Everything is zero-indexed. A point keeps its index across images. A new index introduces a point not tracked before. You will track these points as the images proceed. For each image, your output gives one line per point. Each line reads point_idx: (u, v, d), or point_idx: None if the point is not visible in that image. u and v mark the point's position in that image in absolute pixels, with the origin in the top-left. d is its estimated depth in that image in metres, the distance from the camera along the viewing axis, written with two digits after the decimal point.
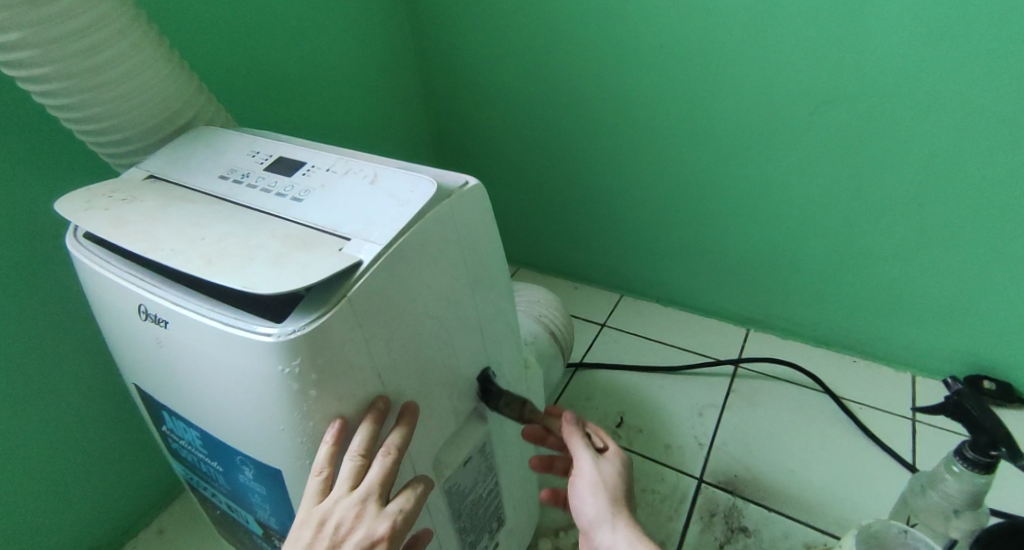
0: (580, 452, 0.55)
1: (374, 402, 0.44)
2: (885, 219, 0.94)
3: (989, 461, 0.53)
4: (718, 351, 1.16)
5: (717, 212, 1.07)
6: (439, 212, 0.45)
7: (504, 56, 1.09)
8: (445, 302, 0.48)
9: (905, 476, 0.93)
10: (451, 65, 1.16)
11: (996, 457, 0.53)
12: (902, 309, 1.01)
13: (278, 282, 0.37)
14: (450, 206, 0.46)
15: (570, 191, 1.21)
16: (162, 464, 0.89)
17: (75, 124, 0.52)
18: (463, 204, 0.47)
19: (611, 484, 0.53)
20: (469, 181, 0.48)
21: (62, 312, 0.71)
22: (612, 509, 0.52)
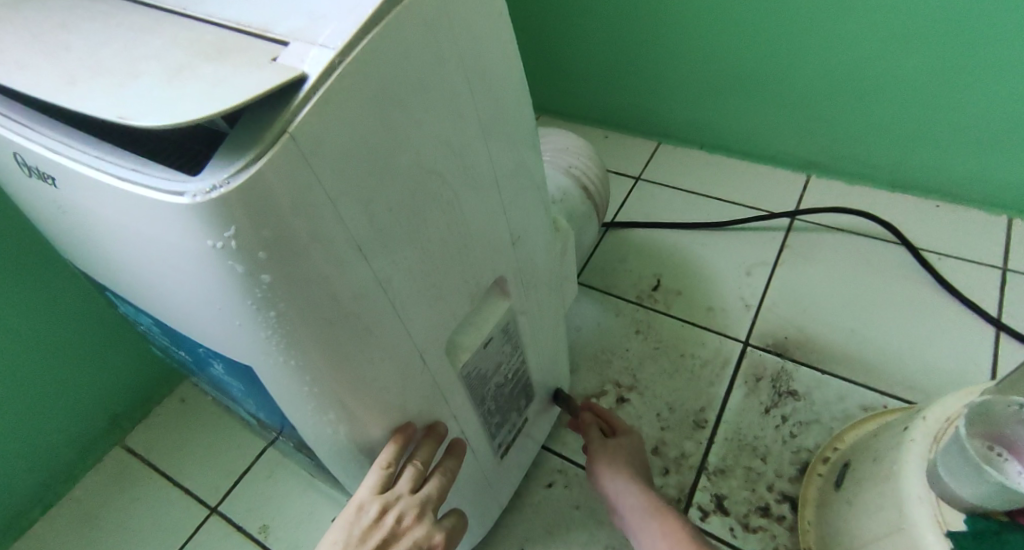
0: (598, 435, 0.68)
1: (439, 423, 0.47)
2: (1001, 22, 0.74)
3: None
4: (770, 203, 1.02)
5: (779, 27, 0.88)
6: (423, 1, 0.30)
7: None
8: (444, 142, 0.35)
9: (985, 330, 0.82)
10: None
11: None
12: (1003, 142, 0.84)
13: (169, 106, 0.24)
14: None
15: (597, 12, 1.01)
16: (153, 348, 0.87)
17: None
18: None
19: (621, 450, 0.66)
20: None
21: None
22: (623, 465, 0.64)
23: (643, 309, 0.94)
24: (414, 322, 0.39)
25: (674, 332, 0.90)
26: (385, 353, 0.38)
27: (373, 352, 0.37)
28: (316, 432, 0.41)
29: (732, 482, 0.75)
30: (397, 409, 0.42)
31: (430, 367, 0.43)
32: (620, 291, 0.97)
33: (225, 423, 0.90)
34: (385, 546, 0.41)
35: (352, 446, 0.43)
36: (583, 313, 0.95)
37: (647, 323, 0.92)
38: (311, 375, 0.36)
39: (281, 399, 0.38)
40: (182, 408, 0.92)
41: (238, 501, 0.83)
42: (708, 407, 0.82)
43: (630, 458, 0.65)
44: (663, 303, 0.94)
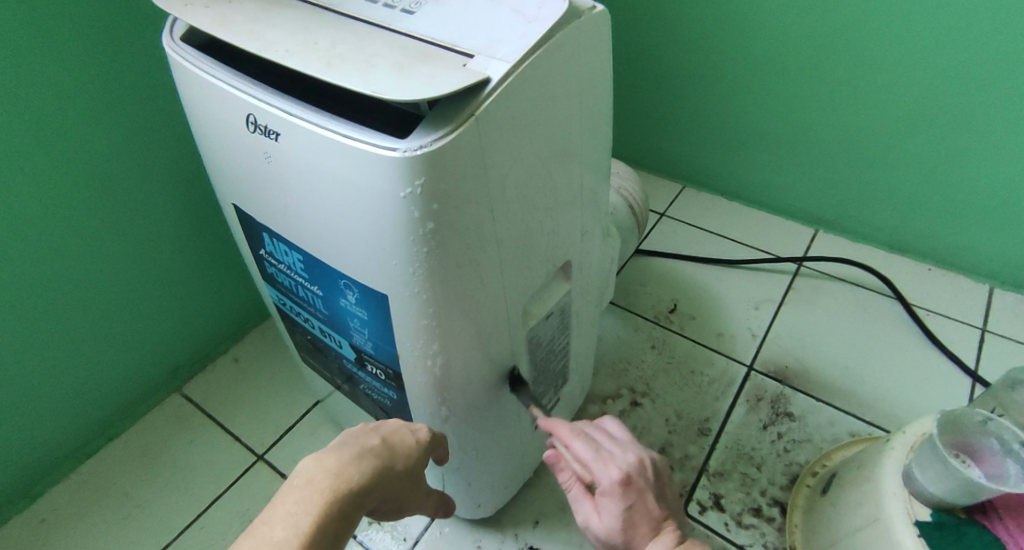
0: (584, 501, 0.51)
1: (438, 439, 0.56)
2: (1005, 110, 0.86)
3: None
4: (782, 248, 1.13)
5: (811, 93, 1.00)
6: (564, 38, 0.41)
7: None
8: (557, 145, 0.46)
9: (963, 381, 0.92)
10: None
11: None
12: (994, 215, 0.96)
13: (406, 88, 0.34)
14: (572, 33, 0.41)
15: (647, 63, 1.13)
16: (218, 307, 0.97)
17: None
18: (593, 27, 0.44)
19: (617, 529, 0.48)
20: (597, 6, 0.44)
21: (136, 120, 0.74)
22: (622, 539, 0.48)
23: (660, 327, 1.04)
24: (511, 284, 0.48)
25: (685, 350, 1.01)
26: (488, 306, 0.47)
27: (483, 300, 0.46)
28: (415, 365, 0.50)
29: (729, 484, 0.84)
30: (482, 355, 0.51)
31: (511, 327, 0.52)
32: (639, 309, 1.07)
33: (275, 382, 0.99)
34: (380, 425, 0.50)
35: (438, 385, 0.51)
36: (605, 326, 1.05)
37: (662, 340, 1.02)
38: (433, 312, 0.44)
39: (400, 332, 0.47)
40: (237, 366, 1.00)
41: (283, 452, 0.91)
42: (712, 418, 0.91)
43: (640, 526, 0.47)
44: (678, 325, 1.04)
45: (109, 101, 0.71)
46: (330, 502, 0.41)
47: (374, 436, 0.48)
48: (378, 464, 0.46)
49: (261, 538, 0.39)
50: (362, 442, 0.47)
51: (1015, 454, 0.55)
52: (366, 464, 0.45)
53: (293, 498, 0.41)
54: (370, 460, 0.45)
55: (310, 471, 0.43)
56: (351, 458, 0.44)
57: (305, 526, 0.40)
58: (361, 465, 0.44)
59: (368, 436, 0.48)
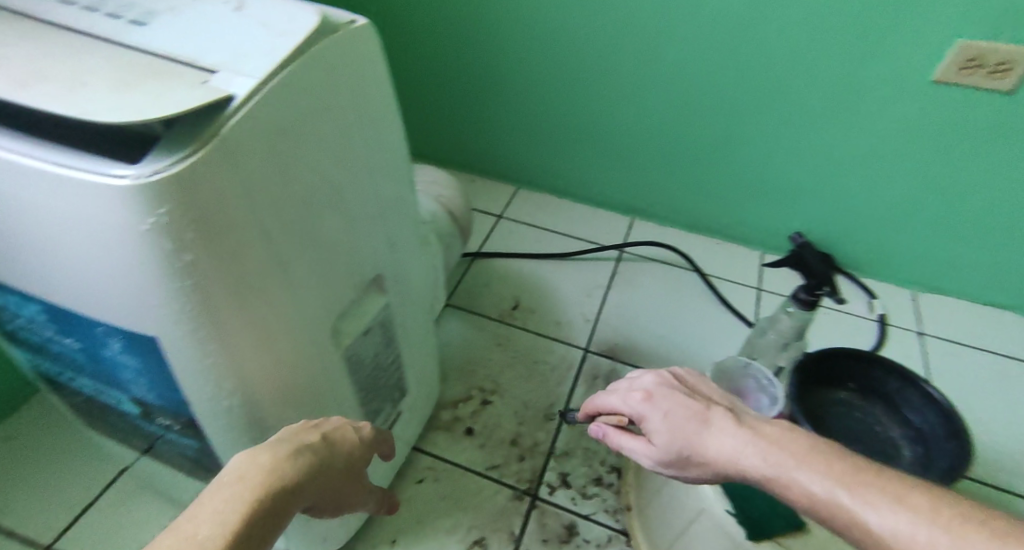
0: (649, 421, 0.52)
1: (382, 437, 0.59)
2: (754, 106, 1.01)
3: (815, 299, 0.63)
4: (603, 237, 1.24)
5: (604, 99, 1.10)
6: (309, 60, 0.43)
7: None
8: (335, 166, 0.48)
9: (742, 328, 1.08)
10: None
11: (821, 296, 0.63)
12: (765, 194, 1.11)
13: (118, 110, 0.35)
14: (321, 53, 0.44)
15: (456, 75, 1.18)
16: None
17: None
18: (350, 42, 0.46)
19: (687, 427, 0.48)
20: (357, 20, 0.47)
21: None
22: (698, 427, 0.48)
23: (504, 325, 1.10)
24: (308, 306, 0.50)
25: (528, 343, 1.07)
26: (280, 333, 0.48)
27: (271, 329, 0.47)
28: (211, 408, 0.49)
29: (573, 461, 0.92)
30: (292, 385, 0.52)
31: (319, 352, 0.53)
32: (484, 310, 1.12)
33: (95, 445, 0.91)
34: (321, 422, 0.51)
35: (242, 423, 0.51)
36: (451, 331, 1.09)
37: (507, 337, 1.08)
38: (214, 346, 0.44)
39: (182, 375, 0.46)
40: (10, 446, 0.90)
41: (86, 531, 0.83)
42: (555, 403, 0.99)
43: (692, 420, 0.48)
44: (520, 320, 1.11)
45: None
46: (261, 498, 0.41)
47: (313, 433, 0.49)
48: (313, 462, 0.47)
49: (187, 535, 0.37)
50: (302, 438, 0.48)
51: (767, 388, 0.65)
52: (302, 461, 0.46)
53: (223, 494, 0.40)
54: (308, 458, 0.46)
55: (243, 468, 0.42)
56: (287, 455, 0.45)
57: (233, 519, 0.39)
58: (296, 462, 0.45)
59: (307, 432, 0.49)
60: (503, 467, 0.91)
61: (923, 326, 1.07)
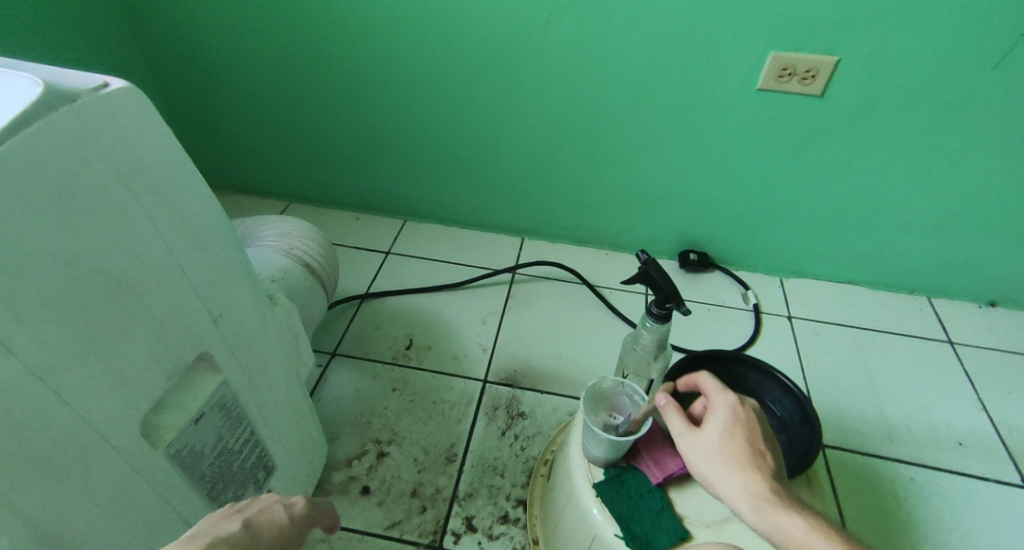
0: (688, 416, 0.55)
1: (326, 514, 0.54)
2: (615, 119, 1.01)
3: (666, 312, 0.67)
4: (494, 261, 1.23)
5: (472, 127, 1.08)
6: (34, 140, 0.37)
7: None
8: (109, 248, 0.41)
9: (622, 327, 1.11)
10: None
11: (670, 309, 0.67)
12: (642, 200, 1.13)
13: None
14: (51, 128, 0.38)
15: (320, 117, 1.13)
16: None
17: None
18: (94, 110, 0.40)
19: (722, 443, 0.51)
20: (107, 84, 0.42)
21: None
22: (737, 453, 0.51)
23: (398, 368, 1.05)
24: (91, 407, 0.42)
25: (425, 384, 1.03)
26: (58, 448, 0.40)
27: (44, 445, 0.39)
28: None
29: (477, 502, 0.88)
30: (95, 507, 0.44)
31: (132, 461, 0.46)
32: (377, 355, 1.07)
33: None
34: (245, 504, 0.46)
35: None
36: (341, 382, 1.03)
37: (403, 381, 1.03)
38: None
39: None
40: None
41: None
42: (456, 443, 0.95)
43: (744, 445, 0.51)
44: (416, 360, 1.07)
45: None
46: None
47: (235, 519, 0.44)
48: None
49: None
50: (222, 528, 0.42)
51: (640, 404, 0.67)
52: None
53: None
54: None
55: None
56: None
57: None
58: None
59: (228, 519, 0.43)
60: (404, 523, 0.86)
61: (791, 310, 1.11)
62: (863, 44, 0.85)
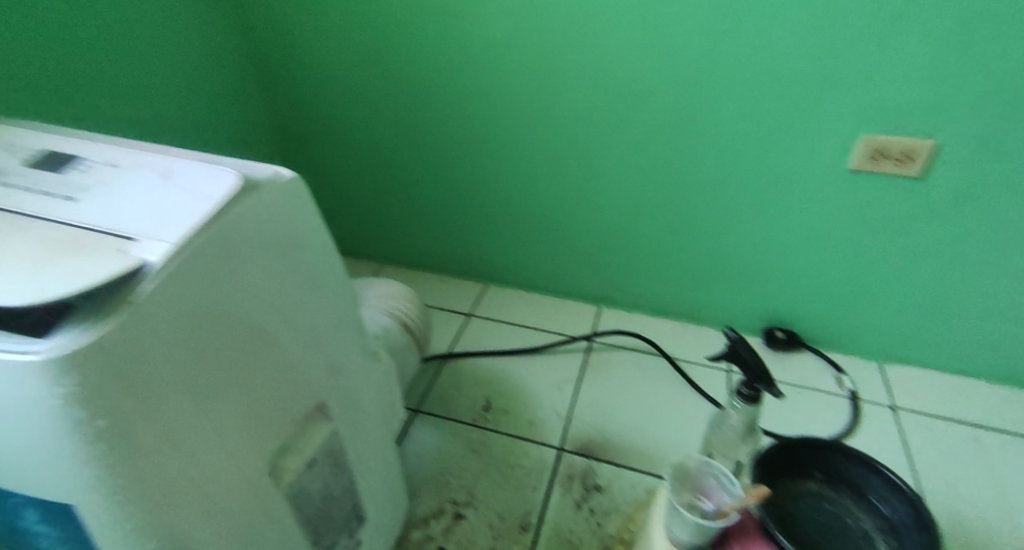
0: None
1: None
2: (702, 197, 1.03)
3: (756, 394, 0.66)
4: (572, 328, 1.24)
5: (560, 199, 1.12)
6: (239, 218, 0.44)
7: (338, 54, 1.06)
8: (269, 306, 0.47)
9: (706, 406, 1.08)
10: (292, 74, 1.11)
11: (760, 389, 0.66)
12: (726, 275, 1.12)
13: (37, 291, 0.33)
14: (248, 208, 0.45)
15: (414, 184, 1.20)
16: None
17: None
18: (274, 193, 0.47)
19: None
20: (280, 173, 0.50)
21: None
22: None
23: (477, 429, 1.06)
24: (244, 453, 0.46)
25: (502, 447, 1.03)
26: (218, 489, 0.44)
27: (208, 486, 0.43)
28: None
29: None
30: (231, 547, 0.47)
31: (263, 500, 0.49)
32: (457, 414, 1.09)
33: None
34: None
35: None
36: (422, 440, 1.05)
37: (481, 442, 1.04)
38: (137, 515, 0.39)
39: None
40: None
41: None
42: (531, 511, 0.94)
43: None
44: (493, 422, 1.08)
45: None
46: None
47: None
48: None
49: None
50: None
51: (727, 485, 0.65)
52: None
53: None
54: None
55: None
56: None
57: None
58: None
59: None
60: None
61: (894, 401, 1.06)
62: (963, 131, 0.85)
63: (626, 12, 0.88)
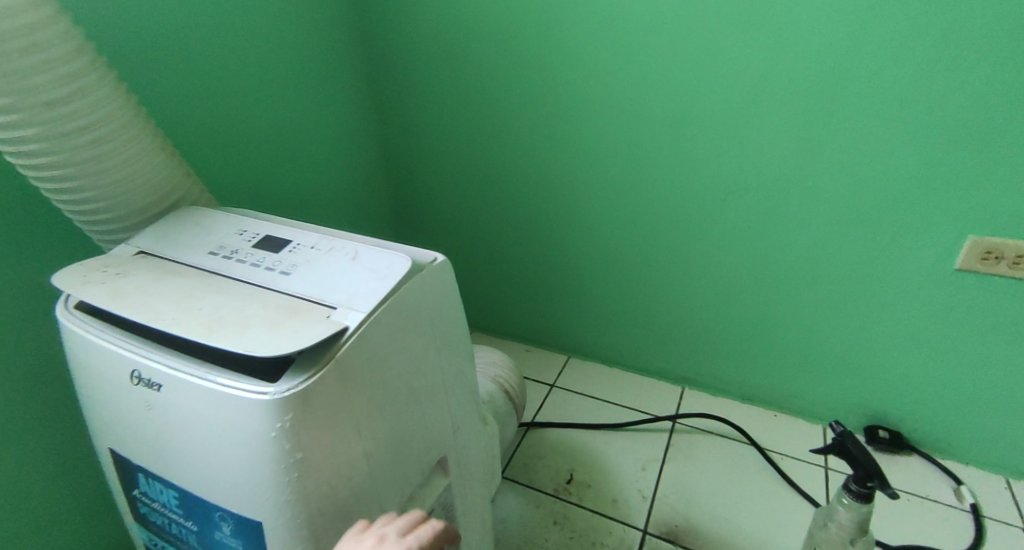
0: None
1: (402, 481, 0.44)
2: (794, 287, 1.05)
3: (868, 491, 0.65)
4: (655, 408, 1.24)
5: (650, 279, 1.17)
6: (407, 293, 0.52)
7: (455, 136, 1.18)
8: (417, 368, 0.55)
9: (809, 509, 1.04)
10: (412, 153, 1.24)
11: (873, 487, 0.65)
12: (817, 366, 1.12)
13: (275, 346, 0.43)
14: (414, 286, 0.53)
15: (511, 256, 1.28)
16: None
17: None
18: (434, 275, 0.55)
19: None
20: (437, 258, 0.57)
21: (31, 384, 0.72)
22: None
23: (560, 501, 1.08)
24: (386, 492, 0.53)
25: (585, 522, 1.04)
26: (363, 522, 0.52)
27: (357, 516, 0.51)
28: None
29: None
30: None
31: None
32: (540, 484, 1.11)
33: None
34: None
35: None
36: (507, 505, 1.07)
37: (564, 514, 1.05)
38: (305, 533, 0.47)
39: None
40: None
41: None
42: None
43: None
44: (576, 495, 1.09)
45: (11, 349, 0.69)
46: None
47: None
48: None
49: None
50: None
51: None
52: None
53: None
54: None
55: None
56: None
57: None
58: None
59: None
60: None
61: None
62: None
63: (723, 113, 0.95)
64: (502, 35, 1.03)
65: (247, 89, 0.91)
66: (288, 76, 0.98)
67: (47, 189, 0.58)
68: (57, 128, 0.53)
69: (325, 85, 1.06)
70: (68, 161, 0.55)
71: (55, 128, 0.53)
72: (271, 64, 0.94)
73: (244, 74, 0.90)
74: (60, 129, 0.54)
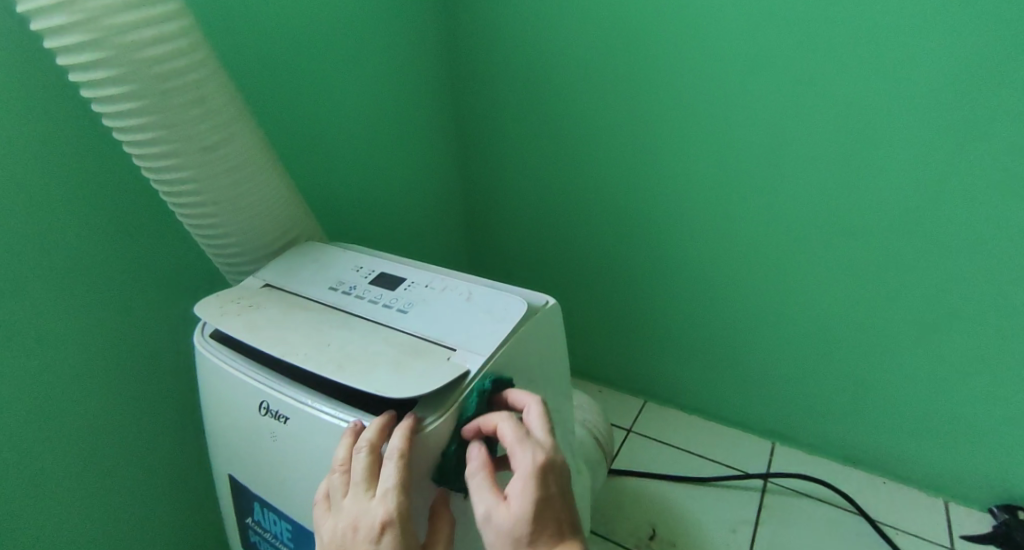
0: None
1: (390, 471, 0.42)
2: (908, 347, 0.96)
3: None
4: (745, 464, 1.15)
5: (743, 331, 1.09)
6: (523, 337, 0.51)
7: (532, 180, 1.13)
8: None
9: None
10: (490, 193, 1.20)
11: None
12: (934, 433, 1.01)
13: (403, 387, 0.43)
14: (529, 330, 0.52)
15: (588, 299, 1.22)
16: None
17: (148, 175, 0.58)
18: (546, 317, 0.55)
19: None
20: (549, 301, 0.56)
21: (143, 411, 0.75)
22: None
23: None
24: None
25: None
26: None
27: None
28: None
29: None
30: None
31: None
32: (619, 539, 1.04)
33: None
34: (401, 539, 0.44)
35: None
36: None
37: None
38: None
39: None
40: None
41: None
42: None
43: None
44: None
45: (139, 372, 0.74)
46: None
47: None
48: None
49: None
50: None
51: None
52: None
53: None
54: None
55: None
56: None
57: None
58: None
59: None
60: None
61: None
62: None
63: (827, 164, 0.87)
64: (584, 78, 0.98)
65: (332, 132, 0.92)
66: (375, 121, 0.99)
67: (188, 223, 0.62)
68: (181, 147, 0.55)
69: (407, 127, 1.05)
70: (188, 180, 0.57)
71: (180, 147, 0.55)
72: (356, 112, 0.95)
73: (328, 119, 0.91)
74: (184, 147, 0.55)
